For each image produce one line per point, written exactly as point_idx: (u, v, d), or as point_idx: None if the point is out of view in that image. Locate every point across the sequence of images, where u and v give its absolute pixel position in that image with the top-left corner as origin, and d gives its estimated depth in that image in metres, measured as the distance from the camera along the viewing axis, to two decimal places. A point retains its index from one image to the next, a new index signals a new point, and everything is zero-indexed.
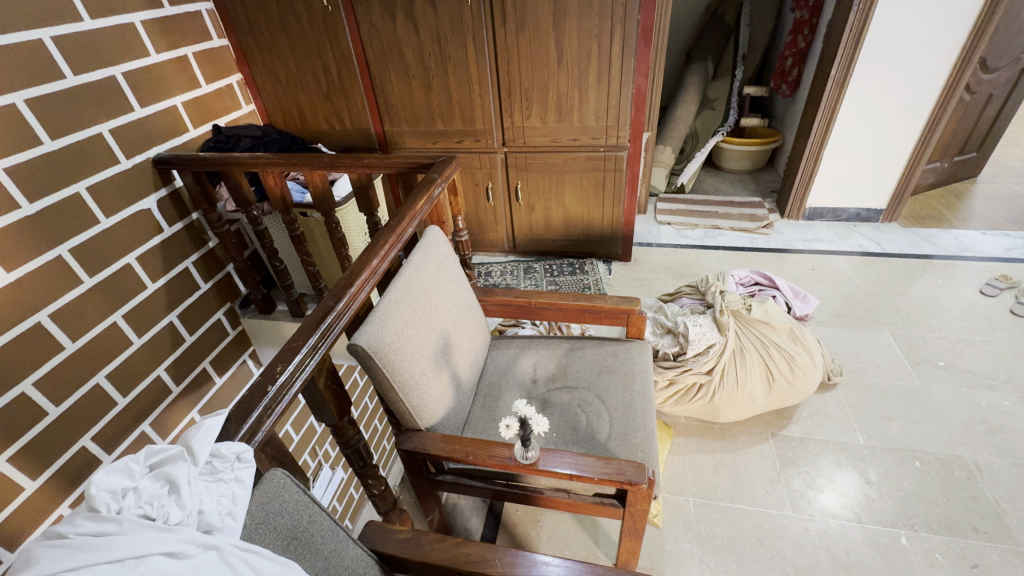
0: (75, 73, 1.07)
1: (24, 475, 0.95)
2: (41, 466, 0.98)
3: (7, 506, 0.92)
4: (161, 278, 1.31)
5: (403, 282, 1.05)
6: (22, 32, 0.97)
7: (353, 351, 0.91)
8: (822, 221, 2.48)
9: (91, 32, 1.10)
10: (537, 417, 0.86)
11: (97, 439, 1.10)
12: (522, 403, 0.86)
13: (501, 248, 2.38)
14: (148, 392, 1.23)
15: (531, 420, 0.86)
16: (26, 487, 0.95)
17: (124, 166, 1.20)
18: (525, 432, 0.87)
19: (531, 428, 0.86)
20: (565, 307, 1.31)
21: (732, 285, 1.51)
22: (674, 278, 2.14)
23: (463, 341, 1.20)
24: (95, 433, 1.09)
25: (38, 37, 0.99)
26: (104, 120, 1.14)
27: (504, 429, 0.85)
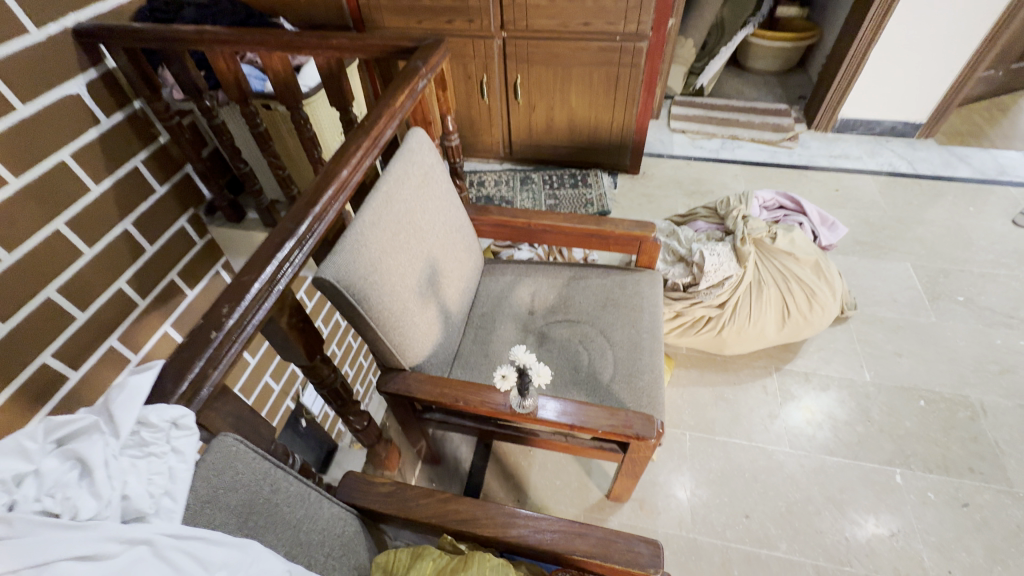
0: None
1: None
2: None
3: None
4: (108, 180, 1.08)
5: (380, 199, 0.86)
6: None
7: (319, 286, 0.75)
8: (852, 134, 2.24)
9: None
10: (540, 368, 0.74)
11: (60, 356, 0.97)
12: (521, 351, 0.73)
13: (496, 153, 2.14)
14: (109, 308, 1.08)
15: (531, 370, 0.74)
16: None
17: (36, 36, 0.93)
18: (525, 382, 0.76)
19: (532, 378, 0.75)
20: (569, 231, 1.15)
21: (755, 209, 1.35)
22: (685, 195, 1.95)
23: (452, 268, 1.04)
24: (56, 349, 0.96)
25: None
26: None
27: (498, 379, 0.74)
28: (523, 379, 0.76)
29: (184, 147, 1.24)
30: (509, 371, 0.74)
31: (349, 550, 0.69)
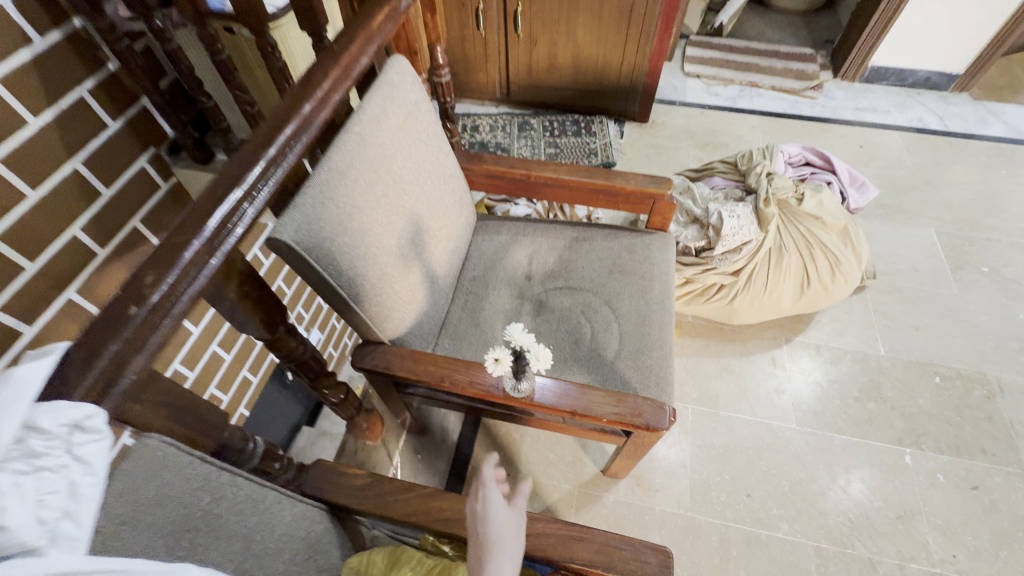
0: None
1: None
2: None
3: None
4: (50, 113, 0.67)
5: (351, 143, 0.71)
6: None
7: (275, 248, 0.61)
8: (881, 85, 2.06)
9: None
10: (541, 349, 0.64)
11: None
12: (518, 330, 0.63)
13: (492, 94, 1.94)
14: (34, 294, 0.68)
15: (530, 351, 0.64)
16: None
17: None
18: (521, 364, 0.66)
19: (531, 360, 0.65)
20: (573, 185, 1.01)
21: (780, 165, 1.21)
22: (697, 148, 1.79)
23: (439, 227, 0.91)
24: None
25: None
26: None
27: (491, 363, 0.63)
28: (521, 361, 0.66)
29: (137, 79, 0.76)
30: (504, 353, 0.64)
31: (317, 549, 0.60)
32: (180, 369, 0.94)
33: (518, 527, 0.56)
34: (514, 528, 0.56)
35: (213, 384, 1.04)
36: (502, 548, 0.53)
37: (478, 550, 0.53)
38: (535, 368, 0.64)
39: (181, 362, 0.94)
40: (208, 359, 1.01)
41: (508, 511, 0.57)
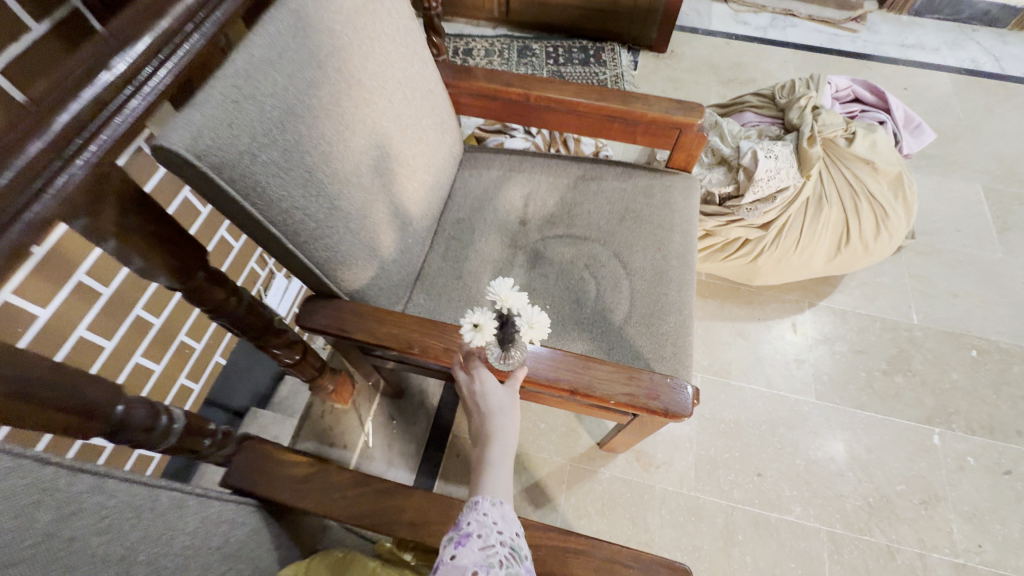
0: None
1: None
2: None
3: None
4: None
5: (282, 23, 0.51)
6: None
7: (165, 162, 0.43)
8: (931, 20, 1.81)
9: None
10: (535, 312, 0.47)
11: None
12: (505, 288, 0.47)
13: (488, 13, 1.67)
14: None
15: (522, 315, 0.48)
16: None
17: None
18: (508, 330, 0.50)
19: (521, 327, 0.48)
20: (582, 110, 0.82)
21: (827, 99, 1.02)
22: (721, 83, 1.57)
23: (413, 154, 0.72)
24: None
25: None
26: None
27: (468, 330, 0.47)
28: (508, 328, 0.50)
29: None
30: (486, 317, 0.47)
31: (242, 557, 0.47)
32: (145, 315, 0.82)
33: (517, 394, 0.54)
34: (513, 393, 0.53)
35: (184, 332, 0.91)
36: (502, 413, 0.51)
37: (477, 417, 0.52)
38: (526, 338, 0.48)
39: (143, 307, 0.82)
40: (176, 305, 0.88)
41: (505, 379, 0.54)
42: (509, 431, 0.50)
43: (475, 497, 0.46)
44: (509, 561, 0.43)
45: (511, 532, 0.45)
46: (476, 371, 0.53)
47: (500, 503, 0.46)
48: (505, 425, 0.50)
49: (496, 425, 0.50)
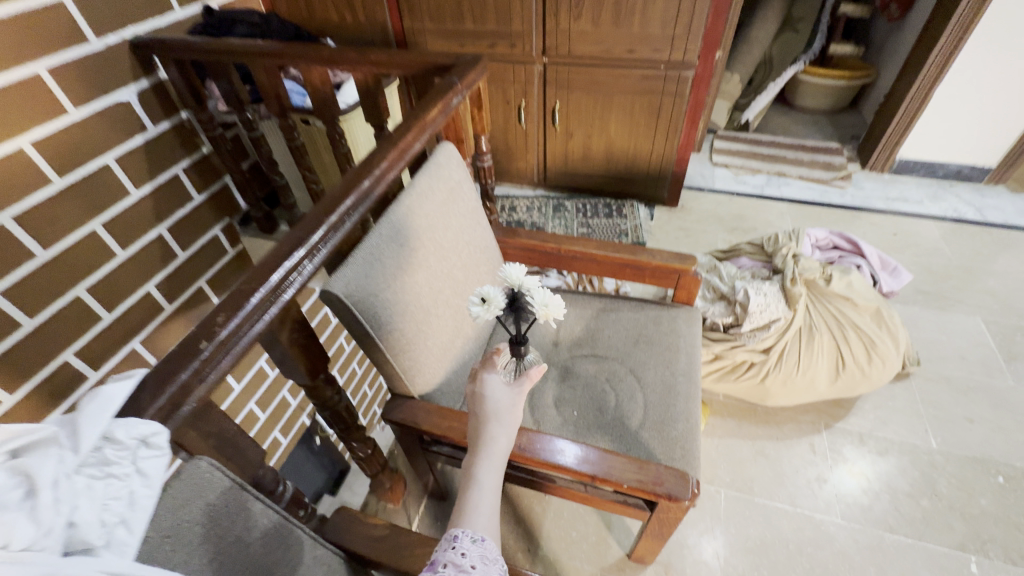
0: None
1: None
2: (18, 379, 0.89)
3: None
4: (148, 185, 1.09)
5: (402, 213, 0.81)
6: None
7: (326, 297, 0.70)
8: (911, 176, 2.09)
9: None
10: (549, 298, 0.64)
11: (82, 353, 0.99)
12: (516, 270, 0.64)
13: (530, 179, 2.09)
14: (138, 308, 1.10)
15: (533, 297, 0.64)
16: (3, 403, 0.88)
17: (73, 71, 0.92)
18: (517, 309, 0.66)
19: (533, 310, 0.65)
20: (600, 259, 1.07)
21: (806, 248, 1.25)
22: (726, 231, 1.85)
23: (473, 293, 0.98)
24: (79, 347, 0.99)
25: None
26: None
27: (486, 303, 0.62)
28: (517, 307, 0.66)
29: (224, 159, 1.23)
30: (495, 295, 0.62)
31: None
32: None
33: (512, 406, 0.67)
34: (513, 409, 0.66)
35: None
36: (497, 433, 0.63)
37: (478, 423, 0.64)
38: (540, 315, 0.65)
39: None
40: None
41: (509, 394, 0.67)
42: (497, 442, 0.63)
43: (456, 530, 0.53)
44: None
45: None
46: (483, 380, 0.67)
47: (482, 541, 0.53)
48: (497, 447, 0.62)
49: (487, 435, 0.63)
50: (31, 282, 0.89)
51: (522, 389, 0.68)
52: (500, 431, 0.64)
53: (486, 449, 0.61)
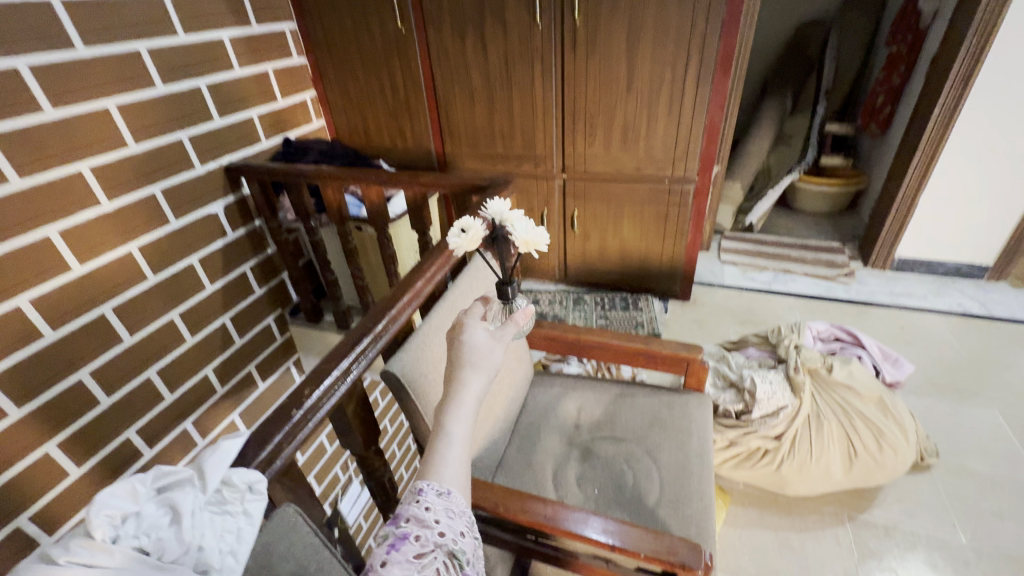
0: (137, 140, 1.25)
1: (70, 462, 1.19)
2: (85, 455, 1.22)
3: (55, 487, 1.17)
4: (219, 279, 1.55)
5: (447, 307, 0.98)
6: (94, 102, 1.15)
7: (385, 376, 0.85)
8: (914, 273, 2.21)
9: (160, 95, 1.29)
10: (525, 225, 0.76)
11: (141, 433, 1.35)
12: (500, 206, 0.79)
13: (552, 275, 2.30)
14: (192, 391, 1.49)
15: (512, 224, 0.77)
16: (70, 473, 1.19)
17: (173, 224, 1.38)
18: (497, 237, 0.79)
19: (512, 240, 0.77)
20: (616, 348, 1.19)
21: (808, 339, 1.36)
22: (737, 323, 1.97)
23: (504, 377, 1.11)
24: (139, 427, 1.34)
25: (105, 106, 1.17)
26: (89, 157, 1.15)
27: (470, 228, 0.77)
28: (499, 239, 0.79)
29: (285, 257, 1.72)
30: (475, 227, 0.77)
31: None
32: None
33: (489, 353, 0.66)
34: (493, 355, 0.66)
35: None
36: (472, 383, 0.63)
37: (455, 368, 0.64)
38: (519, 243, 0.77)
39: None
40: None
41: (489, 341, 0.67)
42: (472, 390, 0.62)
43: (422, 485, 0.57)
44: (448, 560, 0.53)
45: (452, 530, 0.55)
46: (463, 330, 0.67)
47: (447, 494, 0.56)
48: (471, 401, 0.62)
49: (461, 385, 0.62)
50: (115, 364, 1.27)
51: (504, 336, 0.68)
52: (476, 382, 0.63)
53: (459, 398, 0.61)
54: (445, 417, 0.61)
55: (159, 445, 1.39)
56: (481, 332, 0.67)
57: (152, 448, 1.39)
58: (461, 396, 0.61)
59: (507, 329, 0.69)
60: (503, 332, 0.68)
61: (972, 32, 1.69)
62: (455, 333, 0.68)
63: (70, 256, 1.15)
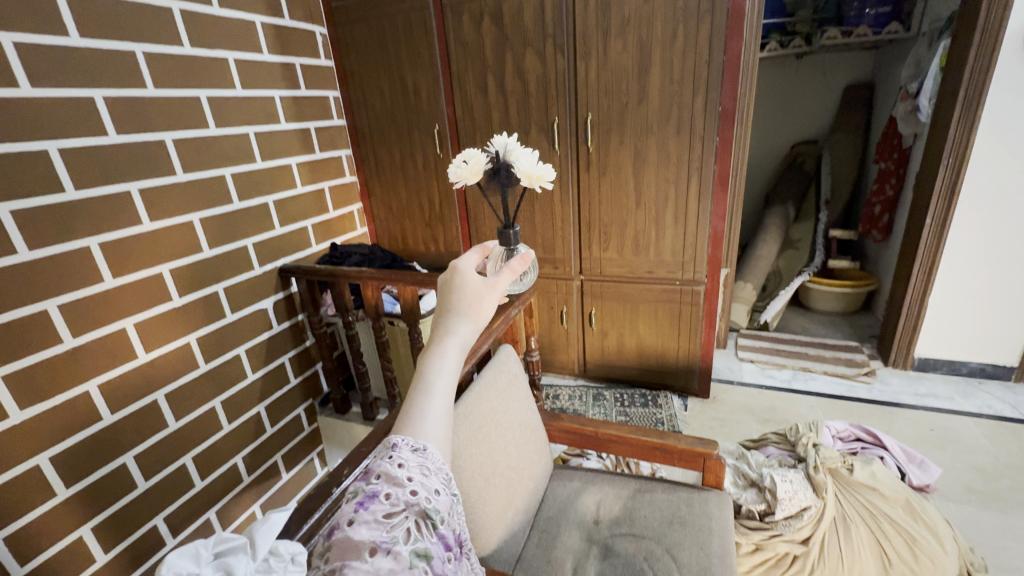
0: (210, 246, 1.46)
1: (100, 548, 1.23)
2: (115, 540, 1.26)
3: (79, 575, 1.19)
4: (260, 370, 1.68)
5: (472, 398, 1.05)
6: (181, 217, 1.37)
7: None
8: (938, 374, 2.20)
9: (234, 209, 1.53)
10: (529, 159, 0.89)
11: (167, 520, 1.39)
12: (503, 143, 0.92)
13: (571, 371, 2.36)
14: (220, 480, 1.54)
15: (516, 158, 0.90)
16: (97, 558, 1.23)
17: (228, 318, 1.54)
18: (500, 169, 0.91)
19: (516, 172, 0.90)
20: (633, 442, 1.23)
21: (828, 438, 1.41)
22: (758, 422, 1.96)
23: (525, 467, 1.15)
24: (166, 514, 1.38)
25: (189, 220, 1.39)
26: (167, 262, 1.34)
27: (474, 158, 0.90)
28: (501, 169, 0.91)
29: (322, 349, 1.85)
30: (479, 157, 0.90)
31: None
32: None
33: (480, 300, 0.63)
34: (484, 306, 0.63)
35: None
36: (458, 333, 0.61)
37: (444, 313, 0.63)
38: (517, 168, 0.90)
39: None
40: None
41: (481, 291, 0.64)
42: (458, 336, 0.61)
43: (396, 439, 0.56)
44: (419, 520, 0.52)
45: (424, 489, 0.54)
46: (455, 277, 0.65)
47: (423, 450, 0.56)
48: (455, 353, 0.60)
49: (447, 332, 0.61)
50: (157, 450, 1.34)
51: (498, 285, 0.65)
52: (463, 334, 0.61)
53: (443, 344, 0.60)
54: (427, 368, 0.59)
55: (182, 535, 1.42)
56: (474, 281, 0.65)
57: (175, 537, 1.42)
58: (445, 346, 0.60)
59: (503, 278, 0.65)
60: (497, 281, 0.65)
61: (947, 156, 1.86)
62: (447, 282, 0.65)
63: (138, 346, 1.29)
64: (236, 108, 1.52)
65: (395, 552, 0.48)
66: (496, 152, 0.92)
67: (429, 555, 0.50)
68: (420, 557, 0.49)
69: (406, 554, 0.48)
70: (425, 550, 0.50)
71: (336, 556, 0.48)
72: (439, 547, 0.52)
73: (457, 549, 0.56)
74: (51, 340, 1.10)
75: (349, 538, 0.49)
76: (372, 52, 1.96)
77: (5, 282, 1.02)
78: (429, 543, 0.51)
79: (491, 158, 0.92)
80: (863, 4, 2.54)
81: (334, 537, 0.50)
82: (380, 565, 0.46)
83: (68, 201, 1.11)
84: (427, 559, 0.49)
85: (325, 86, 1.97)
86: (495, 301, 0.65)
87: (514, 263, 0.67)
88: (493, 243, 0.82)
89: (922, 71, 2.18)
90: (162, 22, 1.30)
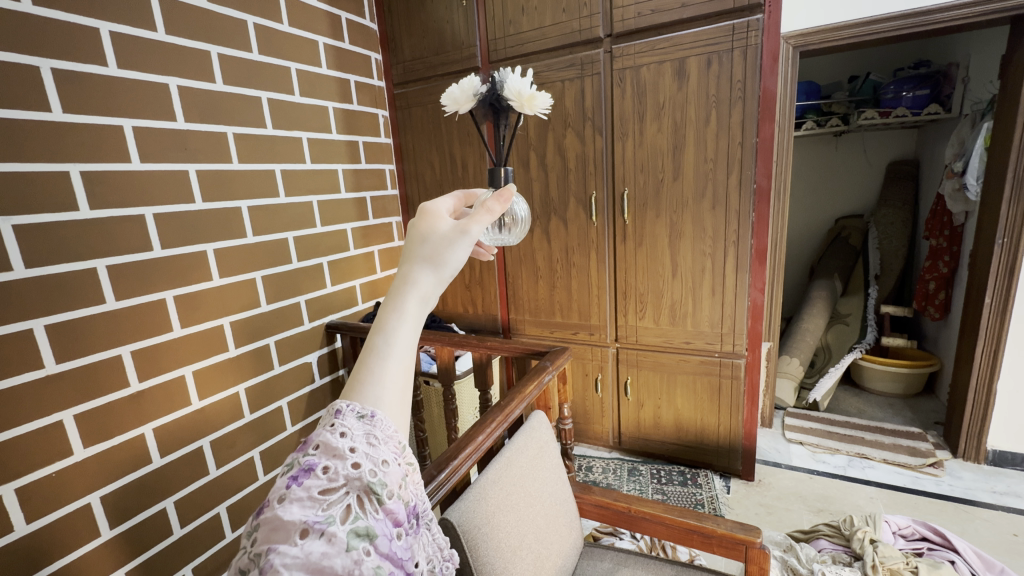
0: (268, 300, 1.58)
1: None
2: None
3: None
4: (299, 422, 1.74)
5: (502, 463, 1.06)
6: (244, 276, 1.50)
7: (443, 524, 0.90)
8: (1016, 470, 1.98)
9: (291, 268, 1.66)
10: (520, 83, 0.88)
11: (197, 570, 1.40)
12: (503, 70, 0.91)
13: (605, 442, 2.29)
14: None
15: (508, 82, 0.90)
16: None
17: (275, 369, 1.63)
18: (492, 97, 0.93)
19: (508, 97, 0.91)
20: (668, 522, 1.17)
21: (887, 535, 1.33)
22: (810, 512, 1.81)
23: (552, 540, 1.10)
24: (196, 564, 1.39)
25: (252, 278, 1.52)
26: (228, 314, 1.46)
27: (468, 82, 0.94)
28: (490, 96, 0.93)
29: None
30: (470, 83, 0.94)
31: None
32: None
33: (458, 243, 0.55)
34: (453, 252, 0.55)
35: None
36: (420, 284, 0.54)
37: (410, 260, 0.55)
38: (505, 94, 0.90)
39: None
40: None
41: (451, 234, 0.55)
42: (422, 288, 0.54)
43: (340, 405, 0.50)
44: (362, 496, 0.46)
45: (370, 460, 0.48)
46: (428, 216, 0.57)
47: (371, 418, 0.50)
48: (414, 307, 0.53)
49: (411, 285, 0.53)
50: (196, 497, 1.38)
51: (474, 225, 0.56)
52: (425, 286, 0.54)
53: (404, 296, 0.53)
54: (385, 322, 0.52)
55: None
56: (444, 225, 0.56)
57: None
58: (404, 300, 0.53)
59: (478, 220, 0.56)
60: (471, 222, 0.56)
61: (1001, 236, 1.80)
62: (416, 221, 0.57)
63: (193, 393, 1.37)
64: (304, 179, 1.70)
65: (330, 535, 0.43)
66: (494, 81, 0.93)
67: (373, 533, 0.45)
68: (360, 537, 0.44)
69: (343, 536, 0.43)
70: (367, 529, 0.45)
71: (263, 537, 0.43)
72: (387, 524, 0.47)
73: (413, 523, 0.51)
74: (120, 383, 1.19)
75: (276, 520, 0.43)
76: (425, 130, 2.18)
77: (91, 327, 1.13)
78: (373, 521, 0.46)
79: (485, 82, 0.94)
80: (901, 87, 2.59)
81: (260, 516, 0.44)
82: (312, 549, 0.41)
83: (154, 258, 1.25)
84: (369, 539, 0.44)
85: (383, 160, 2.17)
86: (469, 248, 0.56)
87: (496, 199, 0.57)
88: (481, 191, 0.75)
89: (966, 150, 2.17)
90: (252, 107, 1.50)
